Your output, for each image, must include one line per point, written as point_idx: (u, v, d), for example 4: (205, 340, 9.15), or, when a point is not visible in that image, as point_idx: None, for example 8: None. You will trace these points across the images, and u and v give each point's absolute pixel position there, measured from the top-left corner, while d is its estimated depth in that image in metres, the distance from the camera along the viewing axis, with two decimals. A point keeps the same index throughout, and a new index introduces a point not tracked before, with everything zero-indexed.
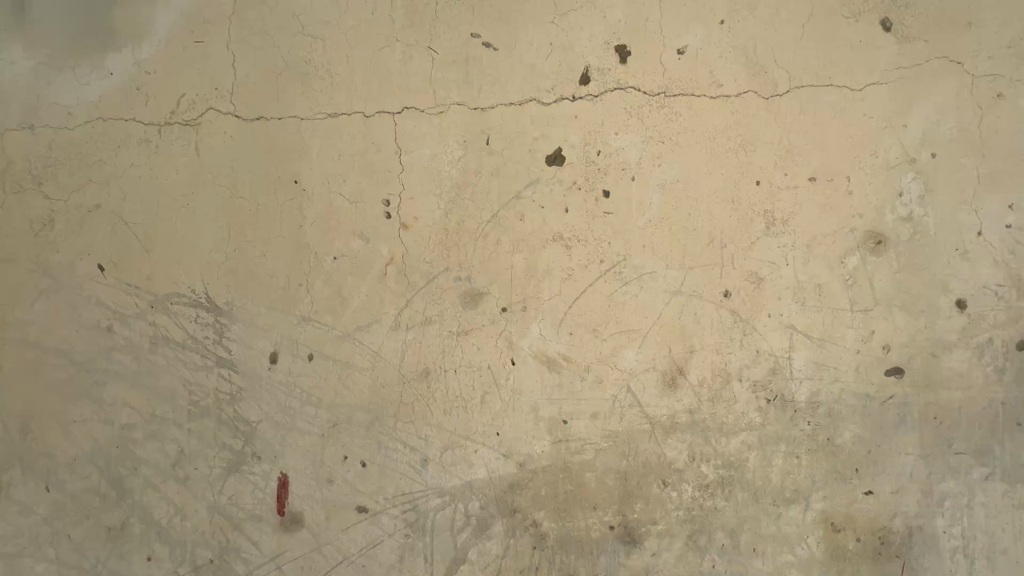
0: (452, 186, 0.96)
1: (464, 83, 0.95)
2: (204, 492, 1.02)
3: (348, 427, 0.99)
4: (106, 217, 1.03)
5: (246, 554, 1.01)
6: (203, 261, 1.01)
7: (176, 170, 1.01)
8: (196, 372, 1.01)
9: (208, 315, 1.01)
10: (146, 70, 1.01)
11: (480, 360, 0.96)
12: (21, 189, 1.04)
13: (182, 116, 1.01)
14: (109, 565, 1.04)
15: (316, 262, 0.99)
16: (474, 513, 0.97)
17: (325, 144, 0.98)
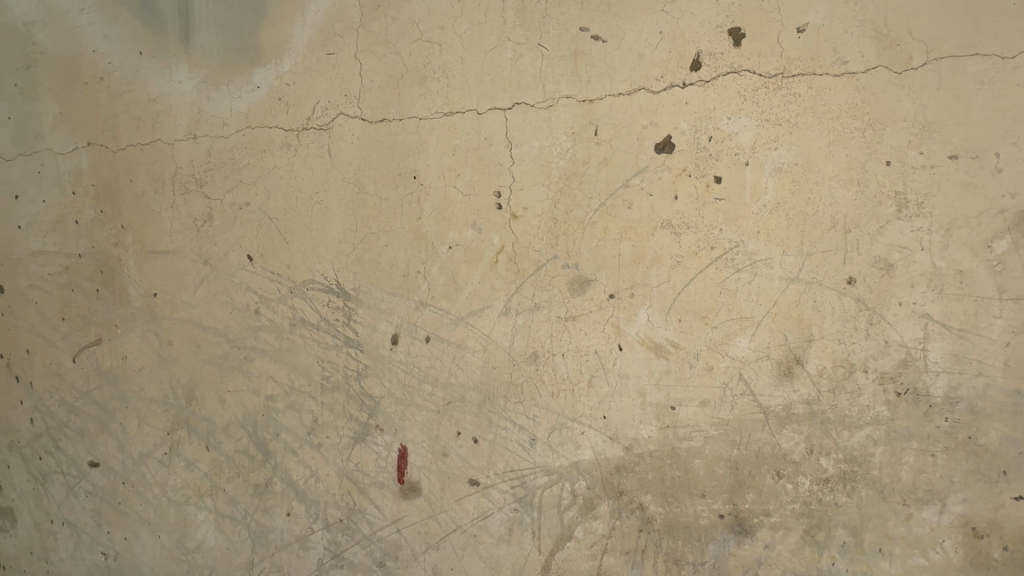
0: (560, 176, 0.99)
1: (573, 76, 0.98)
2: (334, 458, 1.14)
3: (461, 405, 1.06)
4: (254, 213, 1.17)
5: (370, 516, 1.12)
6: (334, 251, 1.12)
7: (312, 170, 1.13)
8: (328, 350, 1.13)
9: (338, 300, 1.12)
10: (287, 82, 1.14)
11: (587, 345, 0.99)
12: (186, 191, 1.22)
13: (317, 122, 1.13)
14: (256, 517, 1.19)
15: (433, 251, 1.06)
16: (580, 492, 1.00)
17: (442, 141, 1.06)
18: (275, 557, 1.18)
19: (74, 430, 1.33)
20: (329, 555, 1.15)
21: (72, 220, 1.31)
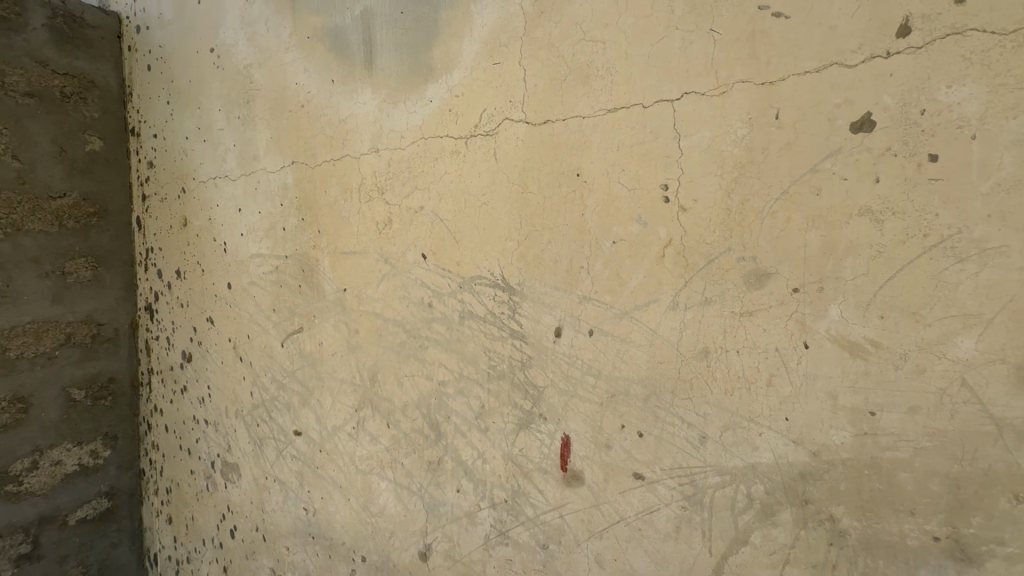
0: (735, 165, 0.95)
1: (750, 59, 0.93)
2: (499, 442, 1.21)
3: (626, 398, 1.07)
4: (427, 215, 1.29)
5: (534, 500, 1.18)
6: (500, 248, 1.19)
7: (479, 174, 1.22)
8: (494, 341, 1.21)
9: (504, 294, 1.19)
10: (456, 94, 1.24)
11: (766, 341, 0.94)
12: (370, 199, 1.38)
13: (483, 128, 1.21)
14: (430, 491, 1.32)
15: (596, 246, 1.08)
16: (758, 496, 0.95)
17: (605, 138, 1.07)
18: (446, 528, 1.30)
19: (282, 404, 1.59)
20: (495, 532, 1.23)
21: (279, 228, 1.56)
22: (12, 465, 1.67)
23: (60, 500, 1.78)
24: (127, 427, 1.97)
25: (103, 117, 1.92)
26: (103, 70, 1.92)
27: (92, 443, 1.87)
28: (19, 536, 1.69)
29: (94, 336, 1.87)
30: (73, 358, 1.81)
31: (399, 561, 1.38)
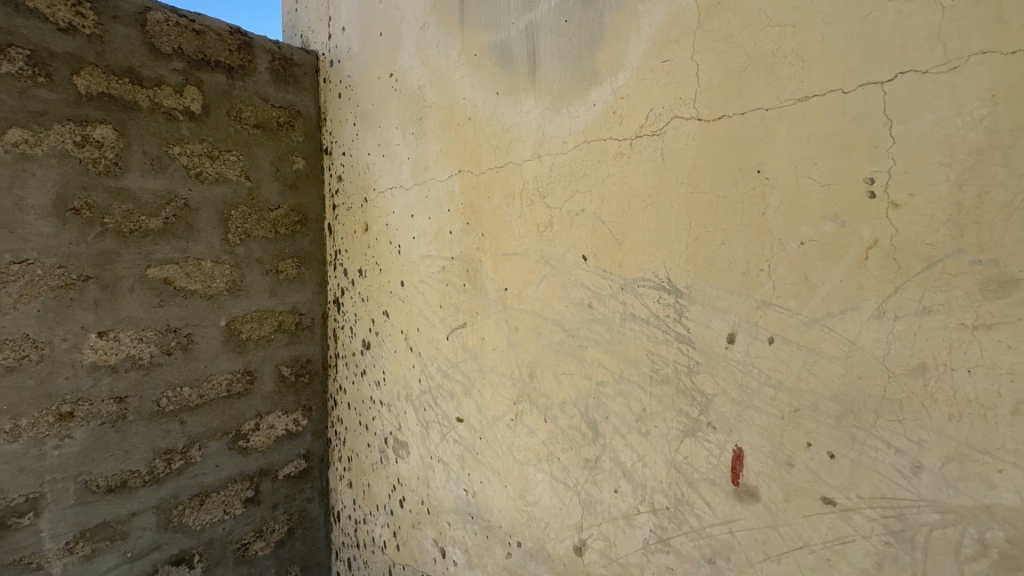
0: (969, 152, 0.81)
1: (994, 24, 0.79)
2: (662, 448, 1.19)
3: (814, 414, 0.97)
4: (588, 217, 1.32)
5: (699, 511, 1.13)
6: (666, 250, 1.17)
7: (644, 174, 1.20)
8: (657, 344, 1.19)
9: (670, 297, 1.17)
10: (621, 95, 1.24)
11: (1011, 361, 0.79)
12: (531, 203, 1.45)
13: (650, 128, 1.19)
14: (586, 488, 1.34)
15: (780, 247, 1.00)
16: (994, 544, 0.80)
17: (793, 130, 0.98)
18: (603, 527, 1.31)
19: (447, 392, 1.74)
20: (655, 538, 1.21)
21: (447, 231, 1.72)
22: (242, 425, 2.07)
23: (273, 457, 2.17)
24: (318, 401, 2.32)
25: (306, 139, 2.28)
26: (305, 100, 2.29)
27: (295, 412, 2.24)
28: (246, 483, 2.08)
29: (297, 324, 2.24)
30: (283, 341, 2.19)
31: (554, 552, 1.43)
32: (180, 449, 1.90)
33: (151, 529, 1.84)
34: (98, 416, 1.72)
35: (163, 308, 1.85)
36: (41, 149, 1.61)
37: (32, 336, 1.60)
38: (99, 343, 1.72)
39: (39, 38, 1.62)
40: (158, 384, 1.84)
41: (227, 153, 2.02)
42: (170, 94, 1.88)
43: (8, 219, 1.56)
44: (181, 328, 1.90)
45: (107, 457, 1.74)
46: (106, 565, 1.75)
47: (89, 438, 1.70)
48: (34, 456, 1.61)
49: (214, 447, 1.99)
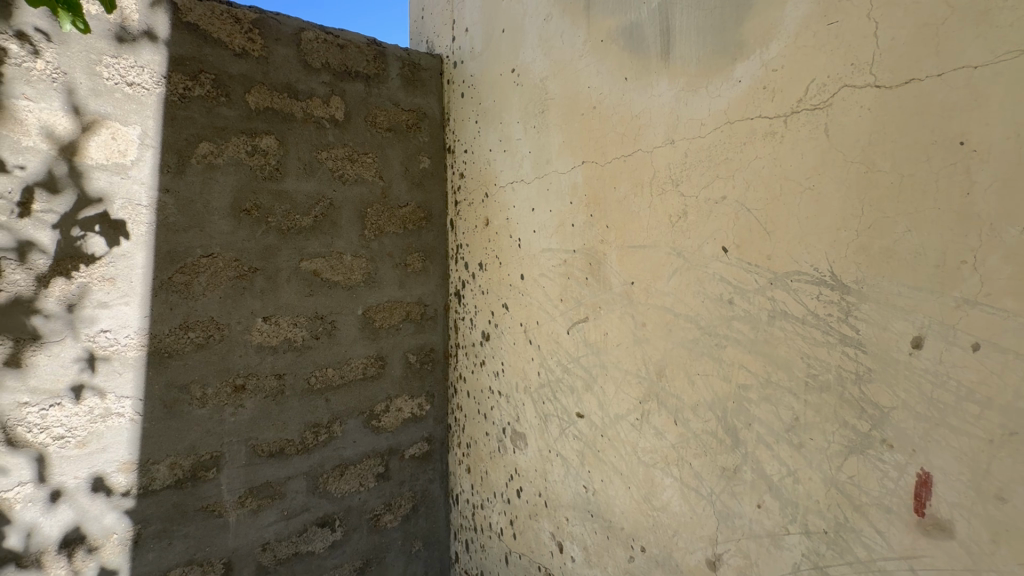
0: None
1: None
2: (819, 464, 1.06)
3: None
4: (730, 205, 1.20)
5: (868, 540, 0.99)
6: (829, 239, 1.03)
7: (802, 155, 1.07)
8: (816, 346, 1.05)
9: (833, 293, 1.02)
10: (773, 67, 1.12)
11: None
12: (662, 192, 1.37)
13: (811, 102, 1.05)
14: (723, 499, 1.24)
15: (991, 234, 0.84)
16: None
17: (1015, 91, 0.81)
18: (743, 544, 1.20)
19: (567, 386, 1.72)
20: (808, 563, 1.08)
21: (569, 224, 1.69)
22: (375, 405, 2.25)
23: (401, 438, 2.33)
24: (440, 388, 2.44)
25: (431, 139, 2.40)
26: (431, 102, 2.41)
27: (420, 397, 2.38)
28: (378, 459, 2.27)
29: (422, 314, 2.37)
30: (410, 330, 2.34)
31: (683, 563, 1.35)
32: (325, 423, 2.11)
33: (302, 492, 2.07)
34: (263, 390, 1.97)
35: (313, 297, 2.07)
36: (222, 158, 1.88)
37: (216, 318, 1.87)
38: (265, 327, 1.97)
39: (220, 63, 1.88)
40: (309, 364, 2.07)
41: (364, 156, 2.20)
42: (318, 104, 2.09)
43: (199, 217, 1.83)
44: (327, 315, 2.11)
45: (270, 426, 1.99)
46: (268, 520, 1.99)
47: (256, 408, 1.96)
48: (216, 421, 1.88)
49: (352, 424, 2.19)
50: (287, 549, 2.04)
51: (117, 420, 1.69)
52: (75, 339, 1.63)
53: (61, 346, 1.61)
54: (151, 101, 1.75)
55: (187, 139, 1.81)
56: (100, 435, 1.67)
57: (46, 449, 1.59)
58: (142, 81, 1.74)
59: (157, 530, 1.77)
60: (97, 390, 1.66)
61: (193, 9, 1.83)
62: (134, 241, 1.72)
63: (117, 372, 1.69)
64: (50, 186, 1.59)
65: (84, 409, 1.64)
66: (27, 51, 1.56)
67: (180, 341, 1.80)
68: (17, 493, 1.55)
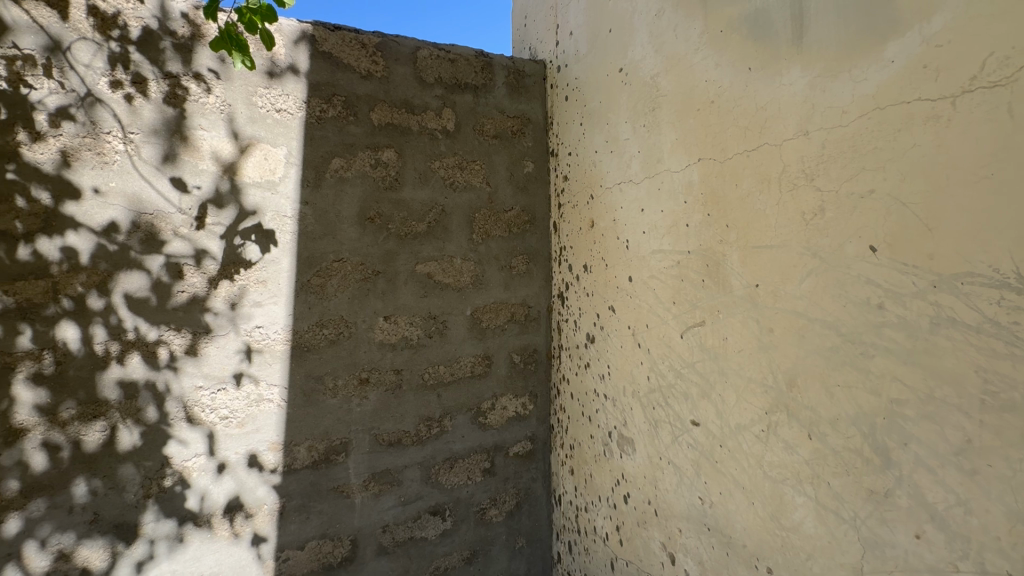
0: None
1: None
2: (1000, 495, 0.93)
3: None
4: (880, 200, 1.09)
5: None
6: (1014, 236, 0.90)
7: (977, 140, 0.94)
8: (996, 360, 0.93)
9: (1019, 298, 0.90)
10: (936, 43, 1.00)
11: None
12: (794, 186, 1.27)
13: (988, 79, 0.93)
14: (870, 525, 1.13)
15: None
16: None
17: None
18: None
19: (680, 393, 1.66)
20: None
21: (683, 224, 1.63)
22: (482, 403, 2.33)
23: (505, 435, 2.40)
24: (543, 389, 2.48)
25: (534, 144, 2.44)
26: (534, 107, 2.45)
27: (523, 397, 2.43)
28: (484, 455, 2.35)
29: (526, 315, 2.42)
30: (514, 330, 2.40)
31: None
32: (436, 417, 2.24)
33: (417, 481, 2.21)
34: (384, 383, 2.13)
35: (427, 298, 2.21)
36: (351, 171, 2.07)
37: (345, 317, 2.06)
38: (385, 325, 2.13)
39: (349, 85, 2.07)
40: (423, 361, 2.20)
41: (472, 164, 2.30)
42: (432, 117, 2.22)
43: (332, 226, 2.03)
44: (439, 315, 2.23)
45: (390, 417, 2.15)
46: (387, 505, 2.15)
47: (378, 400, 2.12)
48: (345, 410, 2.07)
49: (461, 419, 2.29)
50: (404, 533, 2.19)
51: (267, 405, 1.93)
52: (237, 333, 1.88)
53: (226, 339, 1.87)
54: (295, 124, 1.98)
55: (322, 155, 2.02)
56: (254, 417, 1.91)
57: (215, 427, 1.85)
58: (287, 107, 1.97)
59: (297, 505, 2.00)
60: (253, 378, 1.91)
61: (328, 38, 2.04)
62: (280, 248, 1.95)
63: (268, 363, 1.93)
64: (219, 202, 1.86)
65: (243, 394, 1.89)
66: (203, 89, 1.83)
67: (316, 337, 2.01)
68: (195, 463, 1.83)
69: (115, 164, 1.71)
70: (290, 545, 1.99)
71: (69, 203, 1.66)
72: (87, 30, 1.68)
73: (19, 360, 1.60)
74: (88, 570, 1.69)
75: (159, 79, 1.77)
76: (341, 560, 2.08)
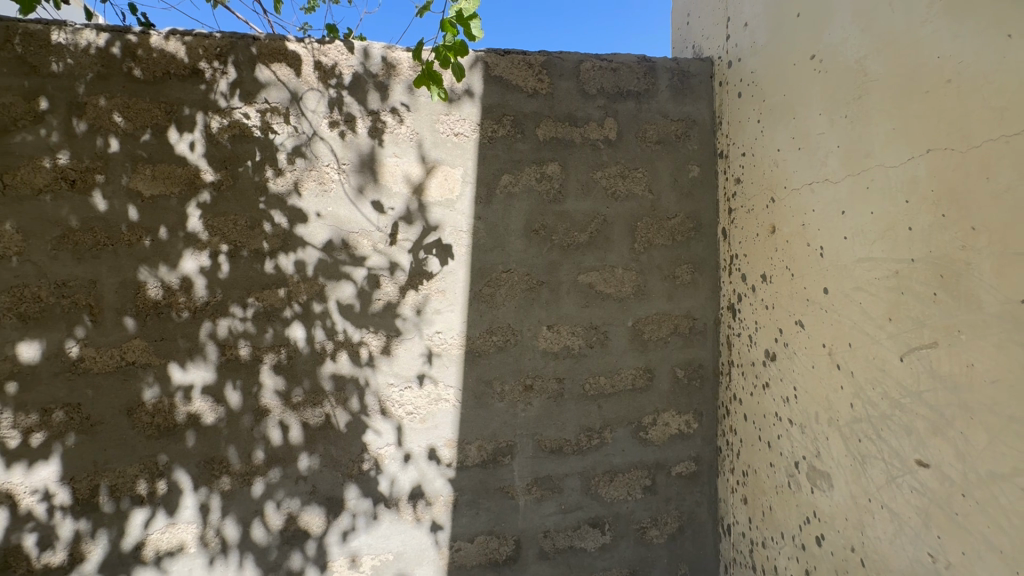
0: None
1: None
2: None
3: None
4: None
5: None
6: None
7: None
8: None
9: None
10: None
11: None
12: None
13: None
14: None
15: None
16: None
17: None
18: None
19: (899, 426, 1.43)
20: None
21: (902, 227, 1.41)
22: (643, 417, 2.26)
23: (668, 453, 2.28)
24: (709, 407, 2.31)
25: (701, 147, 2.31)
26: (701, 108, 2.32)
27: (687, 414, 2.29)
28: (645, 472, 2.27)
29: (691, 328, 2.29)
30: (678, 343, 2.28)
31: None
32: (597, 428, 2.22)
33: (577, 490, 2.22)
34: (546, 391, 2.18)
35: (588, 308, 2.21)
36: (518, 186, 2.17)
37: (512, 325, 2.16)
38: (549, 334, 2.19)
39: (518, 105, 2.18)
40: (585, 371, 2.21)
41: (634, 172, 2.25)
42: (595, 128, 2.23)
43: (502, 238, 2.15)
44: (600, 325, 2.22)
45: (552, 424, 2.19)
46: (549, 510, 2.20)
47: (541, 407, 2.18)
48: (511, 414, 2.16)
49: (622, 432, 2.24)
50: (564, 541, 2.21)
51: (444, 404, 2.11)
52: (420, 337, 2.09)
53: (412, 342, 2.09)
54: (470, 146, 2.14)
55: (494, 173, 2.15)
56: (434, 414, 2.10)
57: (402, 421, 2.08)
58: (464, 130, 2.14)
59: (468, 499, 2.14)
60: (433, 378, 2.10)
61: (498, 63, 2.16)
62: (457, 259, 2.12)
63: (445, 365, 2.11)
64: (409, 220, 2.09)
65: (425, 392, 2.09)
66: (396, 121, 2.09)
67: (486, 343, 2.14)
68: (386, 451, 2.07)
69: (332, 191, 2.03)
70: (462, 536, 2.13)
71: (300, 225, 2.01)
72: (314, 82, 2.03)
73: (265, 353, 1.98)
74: (309, 532, 2.01)
75: (364, 116, 2.06)
76: (506, 558, 2.17)
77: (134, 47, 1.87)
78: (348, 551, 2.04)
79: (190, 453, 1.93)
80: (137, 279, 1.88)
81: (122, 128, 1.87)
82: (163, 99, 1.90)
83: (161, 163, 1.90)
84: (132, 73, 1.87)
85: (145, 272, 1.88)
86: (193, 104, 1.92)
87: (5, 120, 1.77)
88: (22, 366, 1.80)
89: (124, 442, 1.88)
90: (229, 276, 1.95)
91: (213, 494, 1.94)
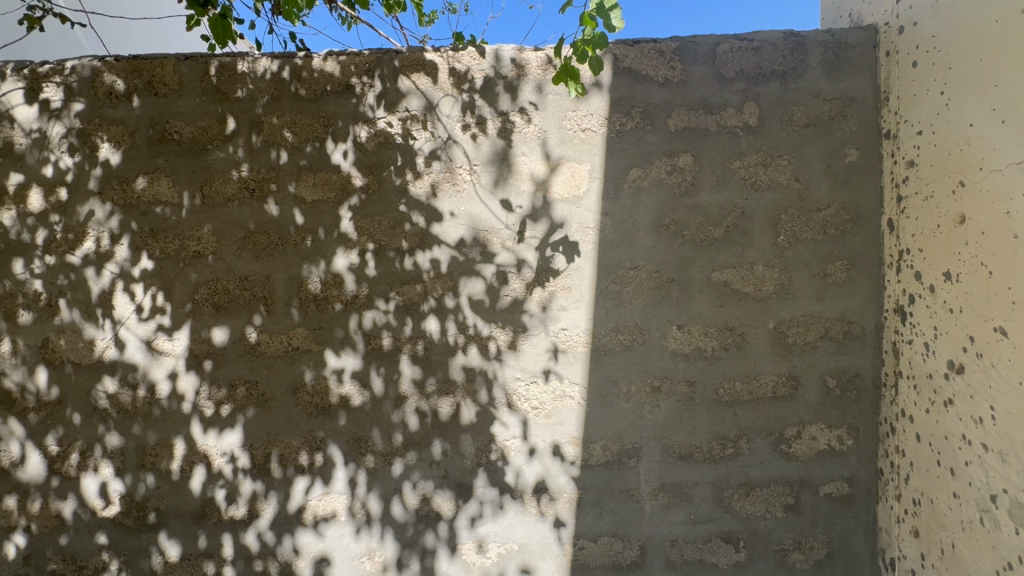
0: None
1: None
2: None
3: None
4: None
5: None
6: None
7: None
8: None
9: None
10: None
11: None
12: None
13: None
14: None
15: None
16: None
17: None
18: None
19: None
20: None
21: None
22: (787, 429, 2.06)
23: (816, 471, 2.05)
24: (868, 423, 2.03)
25: (861, 127, 2.04)
26: (861, 83, 2.04)
27: (840, 429, 2.04)
28: (787, 489, 2.06)
29: (846, 332, 2.03)
30: (829, 349, 2.04)
31: None
32: (731, 437, 2.07)
33: (709, 501, 2.09)
34: (676, 393, 2.08)
35: (723, 308, 2.07)
36: (648, 180, 2.09)
37: (640, 324, 2.09)
38: (679, 334, 2.08)
39: (648, 95, 2.10)
40: (718, 376, 2.07)
41: (778, 159, 2.06)
42: (732, 114, 2.07)
43: (629, 234, 2.09)
44: (737, 327, 2.07)
45: (682, 429, 2.09)
46: (677, 519, 2.10)
47: (670, 410, 2.09)
48: (638, 416, 2.10)
49: (760, 443, 2.07)
50: (693, 553, 2.10)
51: (570, 401, 2.11)
52: (547, 333, 2.11)
53: (539, 337, 2.11)
54: (598, 141, 2.11)
55: (622, 168, 2.10)
56: (559, 411, 2.11)
57: (527, 415, 2.11)
58: (591, 126, 2.11)
59: (592, 499, 2.12)
60: (558, 374, 2.11)
61: (628, 54, 2.10)
62: (583, 257, 2.11)
63: (571, 362, 2.11)
64: (535, 217, 2.12)
65: (550, 388, 2.11)
66: (525, 121, 2.12)
67: (612, 341, 2.10)
68: (512, 443, 2.12)
69: (465, 191, 2.12)
70: (585, 535, 2.12)
71: (435, 224, 2.13)
72: (449, 88, 2.13)
73: (404, 344, 2.13)
74: (441, 514, 2.14)
75: (495, 117, 2.13)
76: (630, 563, 2.12)
77: (300, 69, 2.12)
78: (476, 536, 2.13)
79: (341, 431, 2.14)
80: (301, 275, 2.13)
81: (290, 142, 2.13)
82: (322, 114, 2.13)
83: (321, 171, 2.13)
84: (298, 93, 2.12)
85: (307, 269, 2.13)
86: (346, 117, 2.13)
87: (204, 141, 2.11)
88: (215, 348, 2.13)
89: (290, 417, 2.14)
90: (374, 273, 2.13)
91: (359, 470, 2.14)
